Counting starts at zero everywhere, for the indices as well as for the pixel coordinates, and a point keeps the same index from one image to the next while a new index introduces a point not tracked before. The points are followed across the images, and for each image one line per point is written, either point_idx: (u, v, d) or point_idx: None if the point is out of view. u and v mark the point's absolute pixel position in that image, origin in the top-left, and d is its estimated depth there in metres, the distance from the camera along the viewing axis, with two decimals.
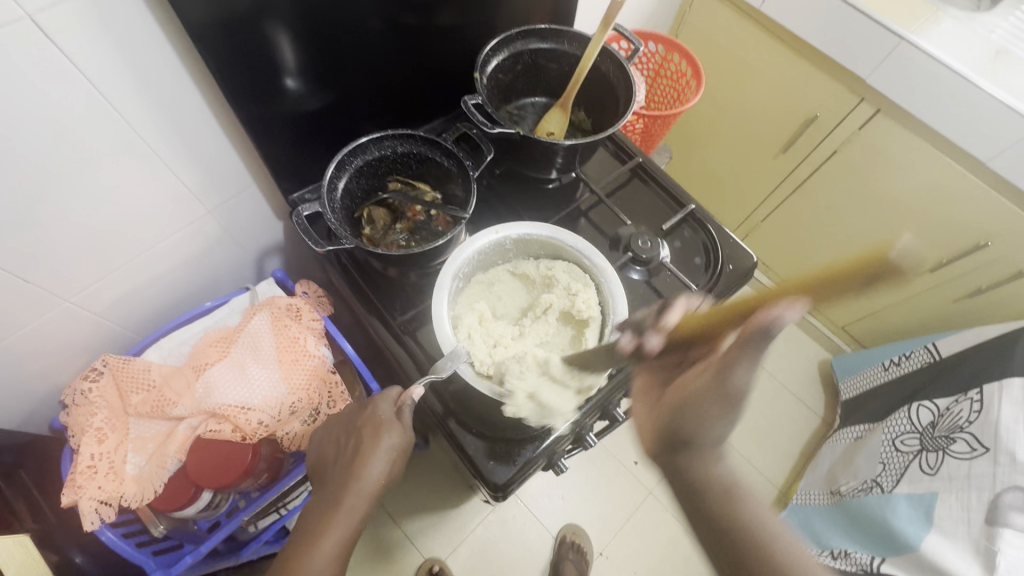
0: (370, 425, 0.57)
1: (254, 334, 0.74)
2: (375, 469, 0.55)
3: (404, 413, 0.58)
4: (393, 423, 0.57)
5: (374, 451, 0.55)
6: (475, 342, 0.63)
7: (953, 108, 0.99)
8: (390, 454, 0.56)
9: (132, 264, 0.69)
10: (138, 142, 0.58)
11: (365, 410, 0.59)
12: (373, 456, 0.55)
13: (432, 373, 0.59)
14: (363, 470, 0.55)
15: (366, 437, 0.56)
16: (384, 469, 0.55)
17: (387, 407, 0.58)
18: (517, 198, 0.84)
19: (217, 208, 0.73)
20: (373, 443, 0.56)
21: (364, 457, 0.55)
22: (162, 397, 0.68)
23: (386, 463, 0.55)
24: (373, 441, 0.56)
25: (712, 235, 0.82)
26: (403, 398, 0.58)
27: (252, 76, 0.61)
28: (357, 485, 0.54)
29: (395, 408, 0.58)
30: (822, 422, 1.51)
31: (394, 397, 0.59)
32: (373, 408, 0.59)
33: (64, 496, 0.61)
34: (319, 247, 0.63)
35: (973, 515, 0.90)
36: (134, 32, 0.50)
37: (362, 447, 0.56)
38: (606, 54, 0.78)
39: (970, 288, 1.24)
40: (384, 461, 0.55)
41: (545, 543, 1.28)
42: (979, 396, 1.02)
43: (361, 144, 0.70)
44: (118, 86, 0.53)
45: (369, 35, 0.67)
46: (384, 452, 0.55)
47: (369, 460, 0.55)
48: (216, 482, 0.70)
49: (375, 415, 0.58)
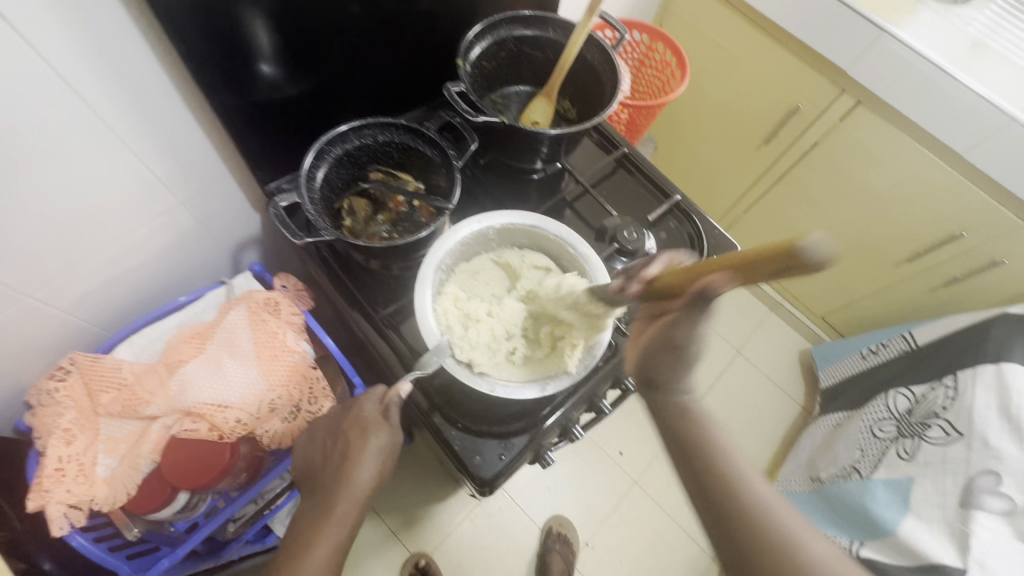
0: (357, 426, 0.57)
1: (231, 329, 0.71)
2: (365, 471, 0.54)
3: (391, 413, 0.56)
4: (381, 423, 0.56)
5: (363, 453, 0.55)
6: (455, 325, 0.62)
7: (932, 100, 1.00)
8: (380, 454, 0.55)
9: (101, 259, 0.66)
10: (105, 132, 0.55)
11: (350, 410, 0.59)
12: (362, 458, 0.54)
13: (418, 368, 0.58)
14: (352, 471, 0.54)
15: (354, 440, 0.56)
16: (373, 470, 0.55)
17: (373, 406, 0.57)
18: (501, 188, 0.83)
19: (190, 199, 0.70)
20: (361, 444, 0.55)
21: (353, 458, 0.55)
22: (134, 396, 0.66)
23: (375, 463, 0.55)
24: (362, 442, 0.55)
25: (697, 226, 0.81)
26: (389, 396, 0.56)
27: (224, 62, 0.58)
28: (347, 488, 0.54)
29: (382, 405, 0.57)
30: (802, 410, 1.54)
31: (379, 396, 0.58)
32: (360, 408, 0.58)
33: (30, 501, 0.59)
34: (297, 239, 0.61)
35: (948, 499, 0.93)
36: (96, 14, 0.47)
37: (350, 450, 0.56)
38: (592, 42, 0.77)
39: (945, 277, 1.26)
40: (373, 461, 0.55)
41: (532, 534, 1.28)
42: (954, 383, 1.05)
43: (340, 132, 0.68)
44: (81, 72, 0.50)
45: (348, 20, 0.65)
46: (373, 452, 0.55)
47: (358, 461, 0.54)
48: (196, 483, 0.68)
49: (361, 415, 0.57)
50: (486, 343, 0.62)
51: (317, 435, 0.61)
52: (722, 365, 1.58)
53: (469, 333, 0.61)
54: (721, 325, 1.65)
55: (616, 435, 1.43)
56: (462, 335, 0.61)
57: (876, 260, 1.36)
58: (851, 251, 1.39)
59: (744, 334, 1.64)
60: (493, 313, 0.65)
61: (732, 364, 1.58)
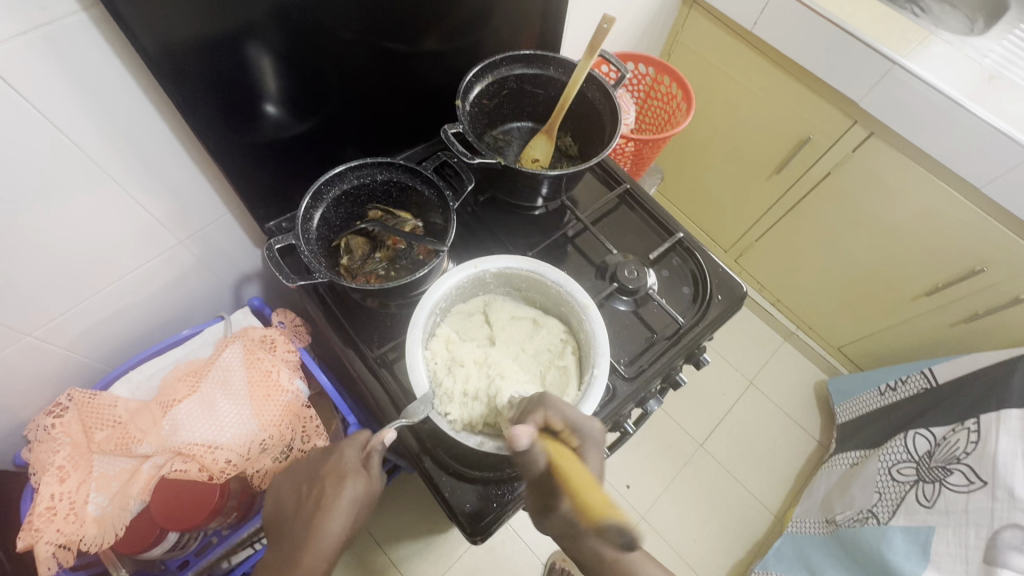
0: (334, 473, 0.55)
1: (225, 366, 0.72)
2: (334, 523, 0.52)
3: (372, 460, 0.56)
4: (359, 472, 0.55)
5: (336, 503, 0.53)
6: (441, 371, 0.62)
7: (947, 133, 0.98)
8: (353, 505, 0.54)
9: (102, 296, 0.67)
10: (105, 176, 0.57)
11: (330, 456, 0.58)
12: (334, 507, 0.53)
13: (404, 417, 0.57)
14: (323, 520, 0.52)
15: (330, 487, 0.54)
16: (344, 522, 0.53)
17: (354, 454, 0.56)
18: (501, 225, 0.82)
19: (192, 237, 0.71)
20: (335, 494, 0.54)
21: (325, 508, 0.53)
22: (127, 434, 0.66)
23: (346, 516, 0.53)
24: (336, 491, 0.54)
25: (700, 264, 0.80)
26: (373, 443, 0.56)
27: (228, 106, 0.59)
28: (315, 541, 0.52)
29: (363, 452, 0.57)
30: (818, 446, 1.48)
31: (361, 443, 0.57)
32: (340, 456, 0.57)
33: (20, 540, 0.59)
34: (290, 281, 0.61)
35: (970, 553, 0.88)
36: (96, 68, 0.49)
37: (325, 496, 0.54)
38: (593, 80, 0.77)
39: (966, 312, 1.21)
40: (346, 514, 0.53)
41: (535, 569, 1.25)
42: (976, 427, 1.00)
43: (338, 172, 0.68)
44: (81, 122, 0.51)
45: (350, 62, 0.66)
46: (347, 502, 0.54)
47: (330, 510, 0.53)
48: (184, 523, 0.68)
49: (340, 462, 0.56)
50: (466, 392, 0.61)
51: (290, 482, 0.59)
52: (734, 397, 1.54)
53: (453, 378, 0.61)
54: (733, 355, 1.61)
55: (622, 468, 1.40)
56: (445, 383, 0.60)
57: (894, 293, 1.31)
58: (865, 283, 1.35)
59: (757, 364, 1.60)
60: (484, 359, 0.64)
61: (744, 396, 1.54)
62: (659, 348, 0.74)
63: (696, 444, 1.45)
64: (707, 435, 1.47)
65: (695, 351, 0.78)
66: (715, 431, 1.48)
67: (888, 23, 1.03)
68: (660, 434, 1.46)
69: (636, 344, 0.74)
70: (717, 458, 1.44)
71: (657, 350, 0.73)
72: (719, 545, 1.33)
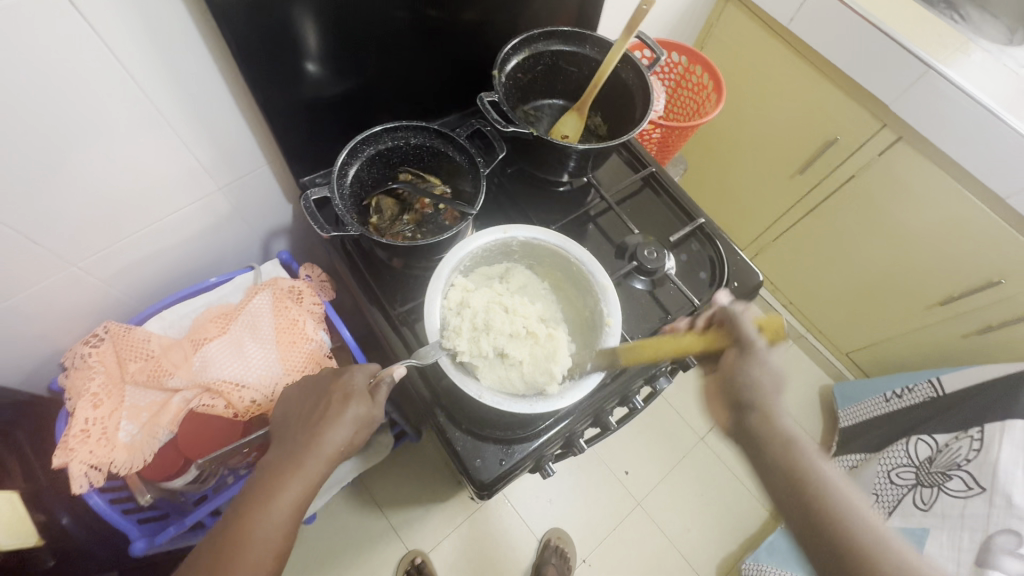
0: (341, 391, 0.57)
1: (255, 312, 0.75)
2: (336, 433, 0.55)
3: (379, 389, 0.58)
4: (365, 395, 0.57)
5: (340, 418, 0.56)
6: (451, 311, 0.63)
7: (978, 143, 0.98)
8: (355, 423, 0.56)
9: (142, 235, 0.70)
10: (157, 118, 0.59)
11: (338, 375, 0.60)
12: (337, 421, 0.55)
13: (415, 359, 0.60)
14: (323, 431, 0.55)
15: (334, 404, 0.57)
16: (346, 437, 0.56)
17: (362, 379, 0.58)
18: (526, 199, 0.84)
19: (228, 186, 0.74)
20: (340, 409, 0.56)
21: (327, 421, 0.56)
22: (159, 367, 0.70)
23: (348, 429, 0.56)
24: (341, 408, 0.56)
25: (719, 250, 0.81)
26: (382, 375, 0.57)
27: (272, 60, 0.61)
28: (315, 447, 0.54)
29: (372, 379, 0.59)
30: (818, 448, 1.50)
31: (371, 370, 0.59)
32: (350, 377, 0.59)
33: (55, 458, 0.62)
34: (324, 232, 0.63)
35: (963, 555, 0.89)
36: (160, 10, 0.51)
37: (329, 410, 0.56)
38: (628, 61, 0.78)
39: (979, 324, 1.22)
40: (348, 427, 0.56)
41: (530, 543, 1.28)
42: (980, 435, 1.00)
43: (375, 133, 0.70)
44: (140, 61, 0.53)
45: (392, 26, 0.67)
46: (350, 419, 0.56)
47: (333, 422, 0.55)
48: (207, 453, 0.72)
49: (348, 382, 0.58)
50: (471, 330, 0.61)
51: (297, 391, 0.62)
52: None
53: (456, 319, 0.62)
54: None
55: (623, 454, 1.42)
56: (453, 322, 0.62)
57: (908, 301, 1.31)
58: (881, 288, 1.34)
59: None
60: (490, 301, 0.65)
61: None
62: None
63: (696, 437, 1.47)
64: (709, 429, 1.49)
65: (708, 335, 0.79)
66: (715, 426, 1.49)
67: (926, 27, 1.03)
68: (663, 424, 1.48)
69: (650, 322, 0.76)
70: (717, 452, 1.46)
71: None
72: (713, 535, 1.35)
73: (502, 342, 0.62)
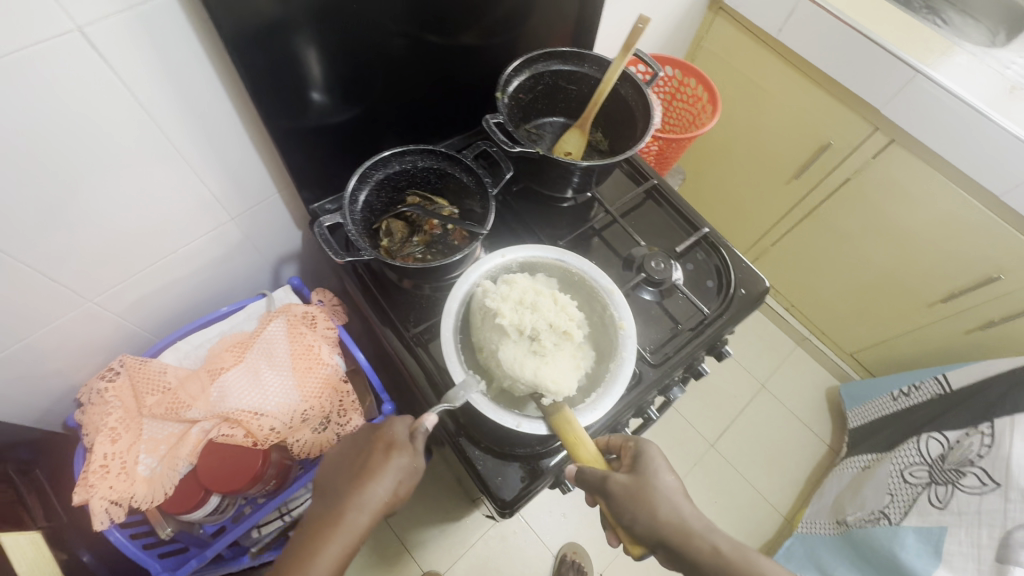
0: (384, 442, 0.58)
1: (270, 339, 0.76)
2: (380, 486, 0.55)
3: (417, 439, 0.58)
4: (407, 445, 0.57)
5: (383, 470, 0.56)
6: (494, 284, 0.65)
7: (968, 142, 1.00)
8: (399, 474, 0.56)
9: (156, 268, 0.70)
10: (171, 153, 0.60)
11: (380, 428, 0.60)
12: (381, 473, 0.55)
13: (447, 403, 0.58)
14: (367, 483, 0.55)
15: (376, 455, 0.57)
16: (389, 488, 0.55)
17: (403, 428, 0.58)
18: (532, 216, 0.85)
19: (239, 216, 0.74)
20: (383, 460, 0.56)
21: (371, 473, 0.56)
22: (176, 399, 0.70)
23: (391, 480, 0.55)
24: (384, 458, 0.56)
25: (725, 259, 0.82)
26: (417, 424, 0.58)
27: (280, 91, 0.62)
28: (360, 499, 0.54)
29: (411, 428, 0.59)
30: (829, 449, 1.50)
31: (410, 421, 0.60)
32: (390, 428, 0.59)
33: (76, 495, 0.64)
34: (338, 257, 0.64)
35: (983, 552, 0.89)
36: (174, 49, 0.52)
37: (371, 463, 0.56)
38: (626, 78, 0.80)
39: (981, 319, 1.23)
40: (392, 479, 0.56)
41: (546, 559, 1.27)
42: (990, 430, 1.01)
43: (383, 158, 0.71)
44: (155, 99, 0.54)
45: (395, 53, 0.69)
46: (393, 469, 0.56)
47: (377, 474, 0.55)
48: (227, 487, 0.70)
49: (389, 433, 0.59)
50: (513, 307, 0.62)
51: (341, 446, 0.61)
52: (746, 399, 1.55)
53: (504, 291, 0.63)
54: (746, 358, 1.63)
55: None
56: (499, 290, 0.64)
57: (909, 299, 1.33)
58: (882, 288, 1.36)
59: (769, 367, 1.61)
60: (541, 291, 0.64)
61: (756, 398, 1.56)
62: (683, 338, 0.76)
63: (707, 444, 1.47)
64: (719, 435, 1.49)
65: (717, 343, 0.80)
66: (725, 432, 1.49)
67: (911, 32, 1.05)
68: (673, 432, 1.48)
69: (660, 333, 0.76)
70: (728, 458, 1.45)
71: (681, 340, 0.76)
72: None
73: (531, 335, 0.61)
